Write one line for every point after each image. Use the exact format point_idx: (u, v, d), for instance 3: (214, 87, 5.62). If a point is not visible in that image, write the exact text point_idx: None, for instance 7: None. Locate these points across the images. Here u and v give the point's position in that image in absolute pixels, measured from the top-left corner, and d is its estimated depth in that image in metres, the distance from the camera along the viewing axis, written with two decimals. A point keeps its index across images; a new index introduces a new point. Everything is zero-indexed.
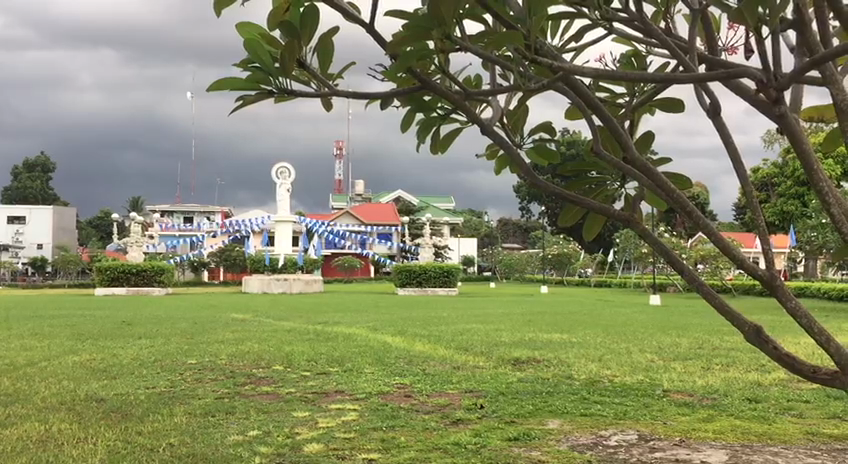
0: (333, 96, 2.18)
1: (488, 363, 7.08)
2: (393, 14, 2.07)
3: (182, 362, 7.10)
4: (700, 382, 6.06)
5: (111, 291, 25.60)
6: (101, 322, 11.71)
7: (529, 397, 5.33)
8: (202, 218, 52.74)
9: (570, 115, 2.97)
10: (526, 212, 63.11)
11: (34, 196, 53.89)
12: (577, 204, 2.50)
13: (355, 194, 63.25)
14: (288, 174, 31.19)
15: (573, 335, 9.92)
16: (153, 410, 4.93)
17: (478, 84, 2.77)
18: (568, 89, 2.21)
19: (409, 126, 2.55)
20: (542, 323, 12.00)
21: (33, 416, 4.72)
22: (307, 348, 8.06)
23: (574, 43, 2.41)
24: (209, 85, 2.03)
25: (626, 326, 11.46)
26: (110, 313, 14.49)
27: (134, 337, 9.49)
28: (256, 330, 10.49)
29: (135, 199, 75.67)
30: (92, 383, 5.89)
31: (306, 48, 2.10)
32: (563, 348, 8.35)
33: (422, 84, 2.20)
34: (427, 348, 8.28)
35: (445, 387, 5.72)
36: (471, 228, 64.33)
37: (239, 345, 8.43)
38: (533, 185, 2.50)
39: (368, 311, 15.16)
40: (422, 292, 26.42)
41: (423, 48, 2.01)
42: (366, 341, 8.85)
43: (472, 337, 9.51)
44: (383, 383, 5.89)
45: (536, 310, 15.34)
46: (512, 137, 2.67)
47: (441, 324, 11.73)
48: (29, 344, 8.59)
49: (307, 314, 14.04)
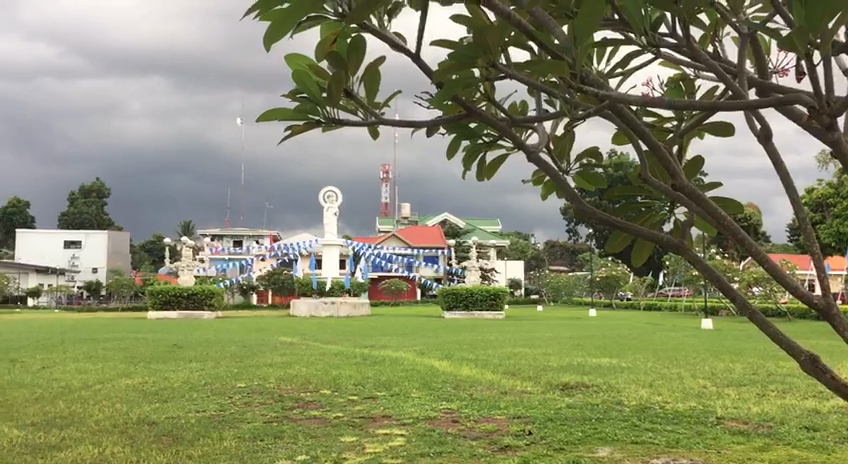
0: (380, 124, 2.22)
1: (536, 388, 7.00)
2: (441, 44, 2.09)
3: (231, 386, 7.16)
4: (755, 409, 5.89)
5: (162, 315, 26.09)
6: (155, 345, 11.90)
7: (577, 424, 5.24)
8: (251, 242, 53.37)
9: (616, 141, 2.95)
10: (573, 234, 62.37)
11: (88, 222, 55.22)
12: (624, 230, 2.48)
13: (402, 218, 63.49)
14: (334, 197, 31.62)
15: (623, 359, 9.77)
16: (203, 434, 4.96)
17: (523, 110, 2.76)
18: (613, 116, 2.19)
19: (455, 153, 2.57)
20: (590, 347, 11.86)
21: (87, 440, 4.80)
22: (355, 372, 8.12)
23: (620, 69, 2.41)
24: (259, 116, 2.08)
25: (677, 351, 11.21)
26: (162, 336, 14.85)
27: (185, 360, 9.62)
28: (304, 353, 10.57)
29: (186, 224, 76.93)
30: (144, 407, 5.97)
31: (352, 78, 2.14)
32: (613, 373, 8.19)
33: (467, 111, 2.23)
34: (474, 372, 8.19)
35: (493, 412, 5.66)
36: (518, 251, 63.73)
37: (288, 368, 8.52)
38: (582, 211, 2.50)
39: (414, 335, 15.14)
40: (469, 315, 26.28)
41: (467, 77, 2.02)
42: (413, 365, 8.86)
43: (520, 361, 9.43)
44: (430, 408, 5.86)
45: (583, 335, 15.10)
46: (559, 163, 2.69)
47: (488, 348, 11.61)
48: (84, 367, 8.78)
49: (354, 338, 14.08)
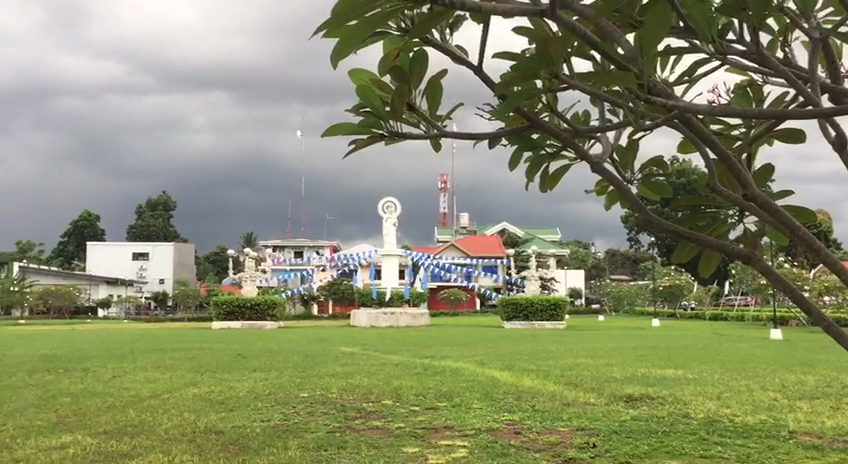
0: (443, 138, 2.23)
1: (600, 400, 6.89)
2: (503, 56, 2.09)
3: (295, 396, 7.24)
4: (829, 424, 5.68)
5: (226, 325, 26.58)
6: (220, 355, 12.13)
7: (643, 437, 5.15)
8: (311, 253, 54.03)
9: (682, 149, 2.89)
10: (635, 243, 61.34)
11: (155, 234, 56.68)
12: (691, 240, 2.43)
13: (460, 227, 63.43)
14: (393, 208, 31.79)
15: (689, 370, 9.56)
16: (268, 443, 5.03)
17: (585, 120, 2.73)
18: (680, 125, 2.15)
19: (518, 165, 2.56)
20: (655, 358, 11.65)
21: (157, 448, 4.92)
22: (416, 382, 8.13)
23: (686, 77, 2.37)
24: (325, 131, 2.11)
25: (745, 362, 10.92)
26: (227, 345, 15.12)
27: (249, 370, 9.78)
28: (365, 363, 10.64)
29: (248, 235, 78.32)
30: (211, 416, 6.09)
31: (414, 92, 2.16)
32: (680, 385, 8.02)
33: (529, 122, 2.22)
34: (536, 383, 8.12)
35: (556, 424, 5.60)
36: (578, 260, 62.98)
37: (349, 379, 8.58)
38: (647, 220, 2.46)
39: (474, 345, 15.09)
40: (529, 325, 26.08)
41: (530, 88, 2.02)
42: (474, 375, 8.84)
43: (582, 372, 9.32)
44: (492, 419, 5.84)
45: (647, 345, 14.84)
46: (623, 172, 2.67)
47: (550, 358, 11.50)
48: (153, 376, 9.01)
49: (415, 348, 14.11)
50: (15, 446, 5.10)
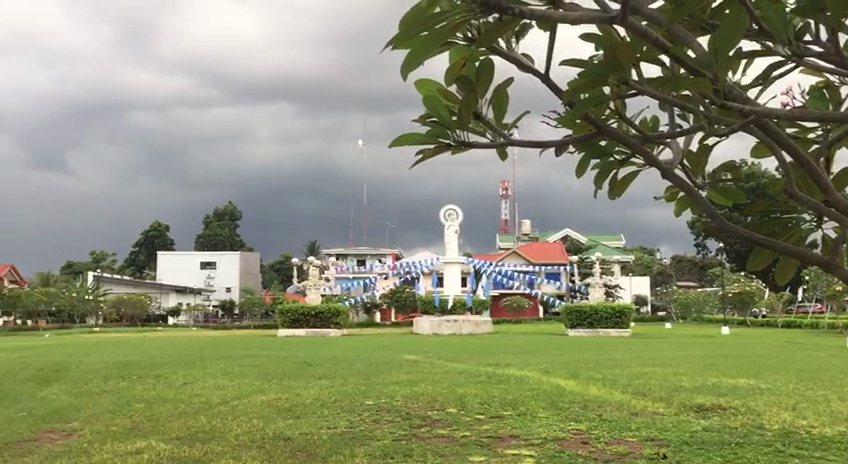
0: (510, 145, 2.23)
1: (669, 410, 6.74)
2: (571, 62, 2.07)
3: (360, 403, 7.30)
4: None
5: (291, 333, 26.95)
6: (286, 362, 12.31)
7: (716, 448, 5.02)
8: (374, 261, 54.40)
9: (756, 153, 2.82)
10: (702, 248, 59.91)
11: (222, 244, 57.90)
12: (765, 246, 2.37)
13: (523, 234, 62.99)
14: (455, 215, 31.78)
15: (762, 380, 9.27)
16: (335, 451, 5.08)
17: (654, 125, 2.69)
18: (754, 130, 2.10)
19: (585, 172, 2.53)
20: (726, 367, 11.32)
21: (228, 454, 5.02)
22: (481, 390, 8.10)
23: (759, 80, 2.31)
24: (392, 142, 2.13)
25: (822, 372, 10.53)
26: (293, 353, 15.32)
27: (315, 377, 9.89)
28: (428, 371, 10.64)
29: (312, 245, 79.34)
30: (279, 423, 6.18)
31: (481, 100, 2.16)
32: (752, 395, 7.78)
33: (597, 129, 2.20)
34: (602, 392, 8.00)
35: (624, 434, 5.51)
36: (643, 266, 61.85)
37: (413, 386, 8.60)
38: (719, 226, 2.41)
39: (538, 353, 14.94)
40: (594, 333, 25.70)
41: (598, 95, 2.00)
42: (539, 384, 8.75)
43: (650, 381, 9.12)
44: (558, 428, 5.78)
45: (717, 354, 14.46)
46: (694, 179, 2.62)
47: (616, 367, 11.29)
48: (222, 383, 9.20)
49: (479, 356, 14.05)
50: (92, 450, 5.27)
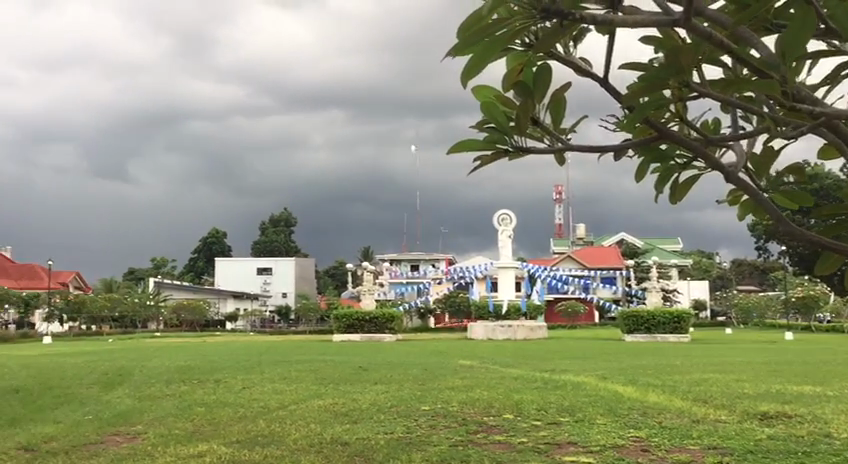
0: (568, 151, 2.22)
1: (731, 418, 6.58)
2: (630, 65, 2.05)
3: (415, 409, 7.31)
4: None
5: (347, 338, 27.17)
6: (342, 368, 12.41)
7: (782, 457, 4.89)
8: (427, 266, 54.47)
9: (823, 154, 2.74)
10: (763, 252, 58.44)
11: (277, 250, 58.70)
12: (832, 249, 2.30)
13: (577, 239, 62.32)
14: (509, 220, 31.64)
15: (829, 387, 8.98)
16: (392, 456, 5.10)
17: (714, 127, 2.65)
18: (823, 131, 2.04)
19: (645, 176, 2.50)
20: (790, 373, 11.01)
21: (287, 458, 5.09)
22: (537, 396, 8.04)
23: (825, 80, 2.25)
24: (450, 148, 2.14)
25: None
26: (349, 358, 15.43)
27: (370, 383, 9.94)
28: (484, 377, 10.61)
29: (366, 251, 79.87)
30: (336, 428, 6.23)
31: (539, 105, 2.15)
32: (819, 402, 7.55)
33: (657, 133, 2.17)
34: (661, 399, 7.86)
35: (685, 442, 5.41)
36: (702, 270, 60.62)
37: (469, 392, 8.57)
38: (785, 231, 2.34)
39: (595, 358, 14.77)
40: (651, 338, 25.28)
41: (659, 98, 1.98)
42: (596, 390, 8.64)
43: (710, 387, 8.92)
44: (617, 435, 5.70)
45: (781, 361, 14.06)
46: (757, 181, 2.57)
47: (675, 373, 11.08)
48: (280, 388, 9.32)
49: (535, 362, 13.94)
50: (156, 453, 5.40)
